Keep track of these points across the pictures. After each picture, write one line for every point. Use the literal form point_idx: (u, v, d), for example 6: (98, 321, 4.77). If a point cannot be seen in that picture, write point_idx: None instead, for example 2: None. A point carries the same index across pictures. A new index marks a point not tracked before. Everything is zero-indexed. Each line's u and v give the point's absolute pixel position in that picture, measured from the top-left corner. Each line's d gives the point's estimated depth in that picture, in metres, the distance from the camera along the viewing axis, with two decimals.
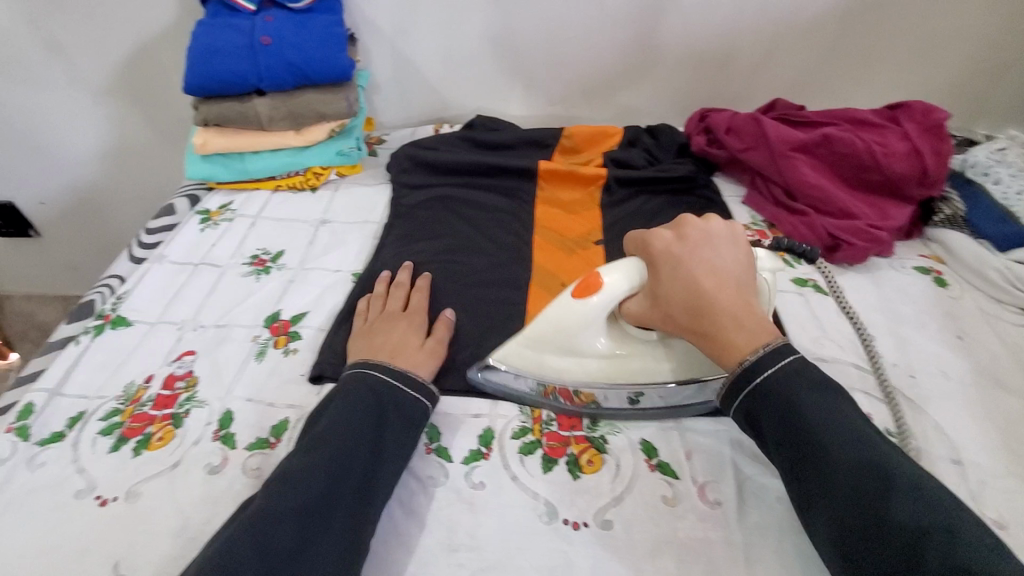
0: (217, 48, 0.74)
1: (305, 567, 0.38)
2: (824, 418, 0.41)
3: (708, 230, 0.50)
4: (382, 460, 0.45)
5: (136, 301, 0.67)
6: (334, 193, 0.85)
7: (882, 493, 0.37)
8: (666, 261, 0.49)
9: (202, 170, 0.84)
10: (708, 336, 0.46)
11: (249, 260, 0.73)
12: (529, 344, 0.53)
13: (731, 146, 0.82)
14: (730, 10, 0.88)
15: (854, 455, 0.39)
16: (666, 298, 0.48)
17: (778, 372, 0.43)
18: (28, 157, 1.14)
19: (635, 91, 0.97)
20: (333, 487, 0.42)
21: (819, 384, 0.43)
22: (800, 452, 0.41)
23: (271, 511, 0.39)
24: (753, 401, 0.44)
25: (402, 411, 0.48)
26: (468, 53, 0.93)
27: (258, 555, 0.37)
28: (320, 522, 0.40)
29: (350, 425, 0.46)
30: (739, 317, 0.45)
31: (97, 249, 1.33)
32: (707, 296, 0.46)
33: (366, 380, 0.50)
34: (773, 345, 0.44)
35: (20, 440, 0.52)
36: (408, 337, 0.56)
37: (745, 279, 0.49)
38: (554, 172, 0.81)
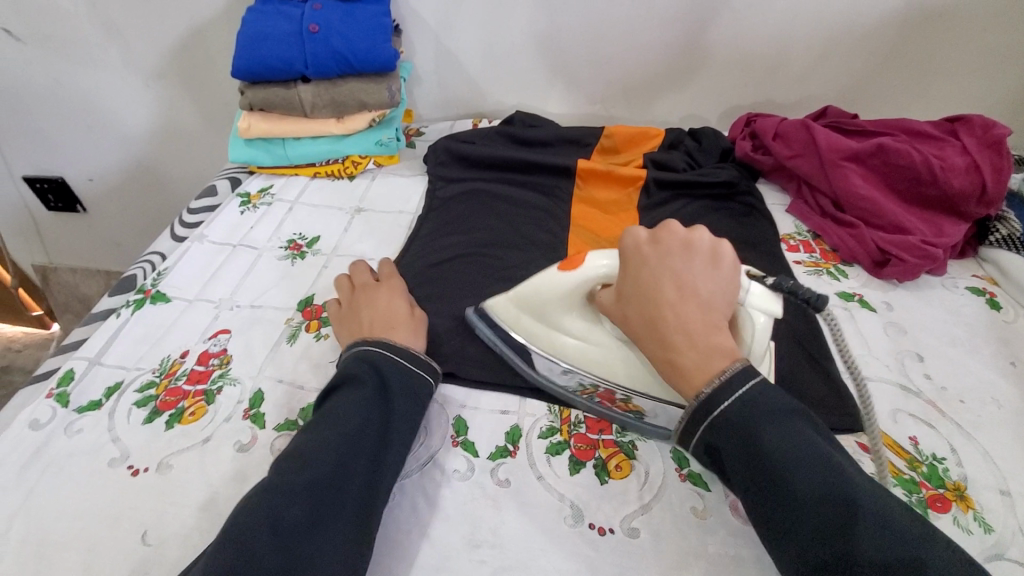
0: (266, 35, 0.75)
1: (318, 539, 0.38)
2: (785, 451, 0.39)
3: (689, 241, 0.46)
4: (388, 431, 0.45)
5: (175, 278, 0.68)
6: (371, 182, 0.85)
7: (846, 527, 0.36)
8: (636, 265, 0.46)
9: (245, 154, 0.85)
10: (659, 348, 0.44)
11: (286, 244, 0.74)
12: (517, 303, 0.53)
13: (778, 152, 0.79)
14: (782, 14, 0.85)
15: (817, 489, 0.37)
16: (625, 299, 0.47)
17: (734, 401, 0.41)
18: (81, 134, 1.19)
19: (678, 93, 0.95)
20: (343, 462, 0.42)
21: (781, 412, 0.41)
22: (761, 487, 0.39)
23: (281, 486, 0.39)
24: (714, 433, 0.42)
25: (406, 387, 0.48)
26: (510, 49, 0.93)
27: (271, 530, 0.37)
28: (333, 496, 0.40)
29: (351, 403, 0.45)
30: (694, 336, 0.43)
31: (141, 229, 1.38)
32: (664, 311, 0.44)
33: (369, 358, 0.49)
34: (724, 374, 0.42)
35: (59, 406, 0.53)
36: (394, 305, 0.56)
37: (722, 298, 0.45)
38: (593, 172, 0.80)
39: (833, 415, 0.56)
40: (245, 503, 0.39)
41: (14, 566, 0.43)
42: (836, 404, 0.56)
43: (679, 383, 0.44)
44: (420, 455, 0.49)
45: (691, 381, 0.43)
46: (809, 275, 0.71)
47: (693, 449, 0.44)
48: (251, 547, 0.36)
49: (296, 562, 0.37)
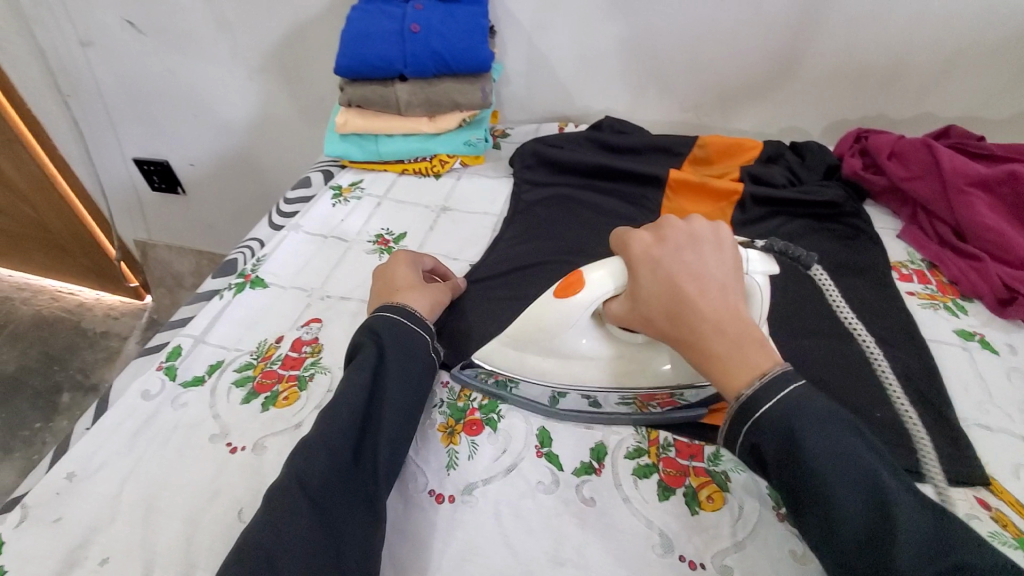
0: (369, 33, 0.77)
1: (342, 496, 0.42)
2: (830, 459, 0.37)
3: (693, 232, 0.47)
4: (382, 386, 0.47)
5: (272, 265, 0.71)
6: (456, 181, 0.86)
7: (888, 542, 0.35)
8: (645, 262, 0.47)
9: (339, 148, 0.88)
10: (688, 342, 0.43)
11: (374, 239, 0.76)
12: (513, 344, 0.53)
13: (892, 173, 0.74)
14: (905, 24, 0.79)
15: (858, 502, 0.36)
16: (643, 298, 0.46)
17: (776, 405, 0.39)
18: (188, 122, 1.27)
19: (778, 104, 0.91)
20: (353, 421, 0.45)
21: (826, 414, 0.39)
22: (800, 495, 0.38)
23: (307, 448, 0.43)
24: (758, 435, 0.40)
25: (400, 342, 0.50)
26: (603, 54, 0.91)
27: (302, 492, 0.40)
28: (348, 451, 0.44)
29: (356, 368, 0.48)
30: (722, 325, 0.42)
31: (231, 214, 1.47)
32: (690, 301, 0.43)
33: (369, 323, 0.51)
34: (766, 373, 0.40)
35: (167, 379, 0.57)
36: (399, 276, 0.58)
37: (736, 283, 0.45)
38: (684, 182, 0.77)
39: (945, 463, 0.51)
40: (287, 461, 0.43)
41: (125, 529, 0.45)
42: (949, 451, 0.52)
43: (718, 379, 0.42)
44: (503, 461, 0.49)
45: (727, 373, 0.41)
46: (923, 307, 0.66)
47: (735, 449, 0.42)
48: (285, 515, 0.39)
49: (327, 514, 0.41)
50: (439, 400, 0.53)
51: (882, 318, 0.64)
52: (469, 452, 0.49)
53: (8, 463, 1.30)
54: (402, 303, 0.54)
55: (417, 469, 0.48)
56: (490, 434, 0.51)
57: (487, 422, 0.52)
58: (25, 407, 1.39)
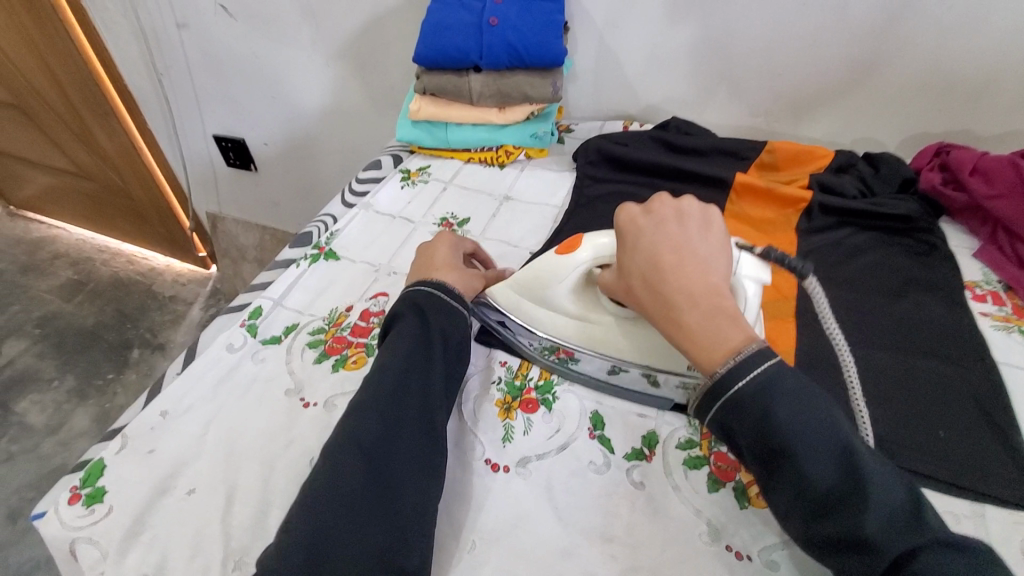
0: (448, 25, 0.81)
1: (397, 458, 0.44)
2: (804, 438, 0.38)
3: (680, 209, 0.50)
4: (430, 353, 0.50)
5: (344, 239, 0.75)
6: (519, 172, 0.89)
7: (857, 512, 0.36)
8: (632, 234, 0.49)
9: (410, 134, 0.91)
10: (665, 315, 0.45)
11: (438, 222, 0.79)
12: (514, 287, 0.57)
13: (974, 190, 0.70)
14: (1000, 35, 0.75)
15: (830, 476, 0.37)
16: (629, 270, 0.48)
17: (752, 383, 0.40)
18: (265, 102, 1.34)
19: (852, 114, 0.88)
20: (402, 386, 0.47)
21: (800, 389, 0.40)
22: (773, 473, 0.39)
23: (363, 407, 0.46)
24: (732, 412, 0.40)
25: (443, 313, 0.53)
26: (674, 54, 0.92)
27: (358, 451, 0.43)
28: (398, 413, 0.46)
29: (399, 334, 0.51)
30: (696, 299, 0.44)
31: (297, 192, 1.54)
32: (665, 273, 0.45)
33: (412, 295, 0.54)
34: (740, 351, 0.41)
35: (249, 335, 0.61)
36: (437, 254, 0.60)
37: (718, 262, 0.47)
38: (749, 187, 0.77)
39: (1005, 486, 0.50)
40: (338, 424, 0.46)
41: (209, 464, 0.50)
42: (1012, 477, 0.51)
43: (687, 348, 0.43)
44: (557, 440, 0.50)
45: (697, 343, 0.43)
46: (996, 330, 0.63)
47: (708, 424, 0.43)
48: (343, 469, 0.42)
49: (387, 467, 0.43)
50: (498, 376, 0.56)
51: (949, 337, 0.62)
52: (525, 428, 0.51)
53: (83, 408, 1.42)
54: (436, 279, 0.56)
55: (476, 439, 0.51)
56: (545, 413, 0.53)
57: (543, 402, 0.54)
58: (100, 359, 1.51)
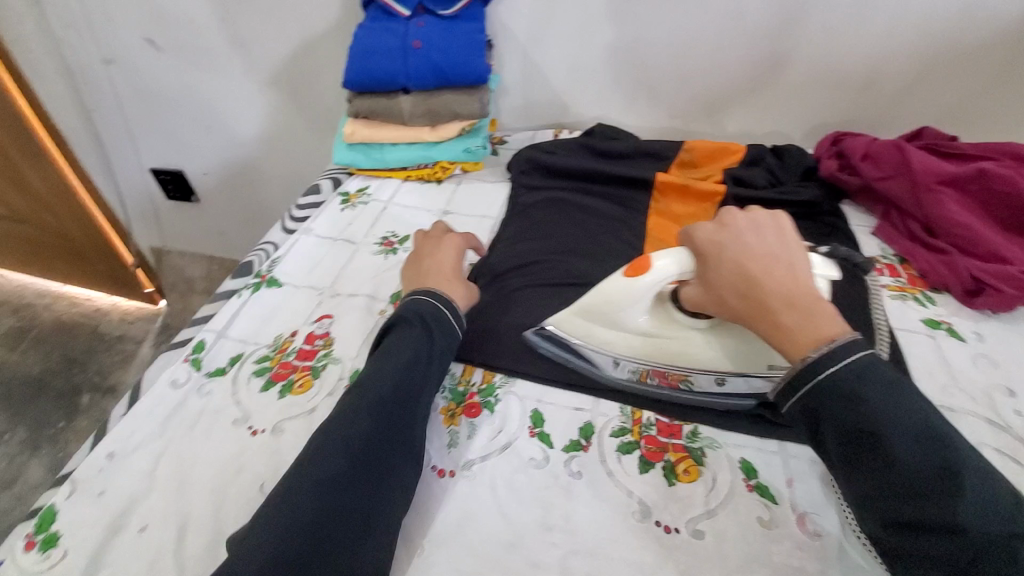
0: (373, 50, 0.83)
1: (379, 463, 0.45)
2: (896, 422, 0.38)
3: (754, 218, 0.51)
4: (424, 364, 0.52)
5: (285, 265, 0.77)
6: (456, 186, 0.91)
7: (952, 500, 0.36)
8: (714, 248, 0.49)
9: (346, 157, 0.93)
10: (761, 318, 0.45)
11: (380, 241, 0.81)
12: (579, 314, 0.57)
13: (866, 173, 0.77)
14: (881, 32, 0.83)
15: (923, 460, 0.37)
16: (716, 282, 0.49)
17: (843, 368, 0.40)
18: (202, 133, 1.33)
19: (761, 111, 0.95)
20: (395, 394, 0.49)
21: (888, 379, 0.40)
22: (860, 458, 0.39)
23: (356, 408, 0.47)
24: (817, 397, 0.41)
25: (442, 326, 0.56)
26: (594, 65, 0.97)
27: (345, 451, 0.44)
28: (389, 421, 0.48)
29: (399, 341, 0.53)
30: (792, 301, 0.44)
31: (241, 221, 1.53)
32: (753, 277, 0.46)
33: (419, 305, 0.56)
34: (843, 340, 0.42)
35: (193, 369, 0.62)
36: (444, 262, 0.63)
37: (801, 259, 0.48)
38: (670, 185, 0.83)
39: None
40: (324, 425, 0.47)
41: (160, 500, 0.50)
42: None
43: (783, 349, 0.44)
44: (500, 440, 0.53)
45: (795, 342, 0.43)
46: (892, 299, 0.69)
47: (789, 414, 0.43)
48: (325, 465, 0.43)
49: (364, 470, 0.45)
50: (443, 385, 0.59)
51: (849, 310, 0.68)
52: (469, 432, 0.54)
53: (37, 459, 1.36)
54: (433, 288, 0.59)
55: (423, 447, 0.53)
56: (487, 416, 0.56)
57: (485, 405, 0.57)
58: (49, 407, 1.45)
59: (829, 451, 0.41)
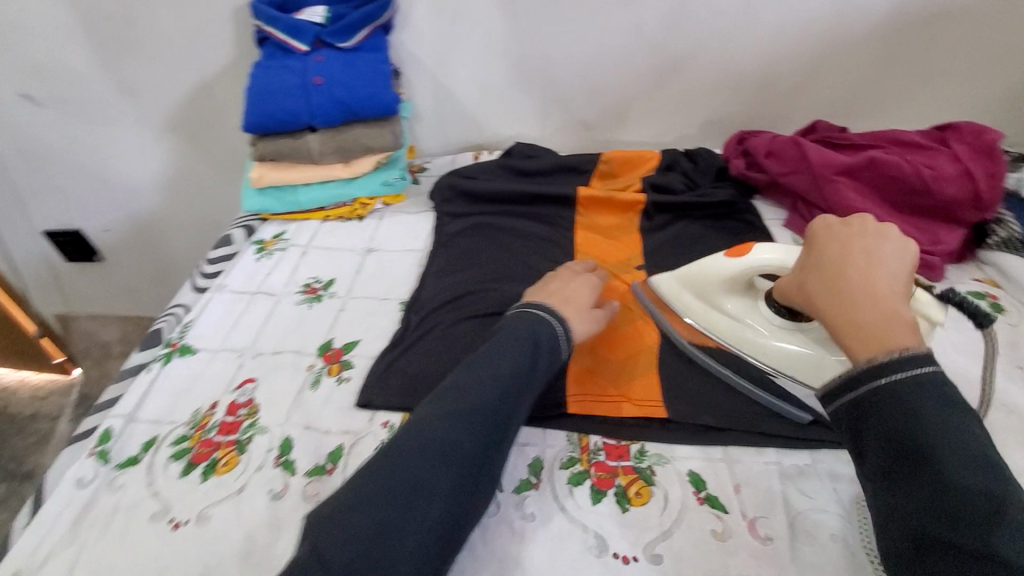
0: (272, 90, 0.80)
1: (471, 468, 0.46)
2: (948, 442, 0.39)
3: (882, 228, 0.51)
4: (528, 378, 0.52)
5: (199, 329, 0.71)
6: (380, 221, 0.88)
7: (989, 525, 0.36)
8: (825, 241, 0.52)
9: (257, 203, 0.88)
10: (837, 309, 0.47)
11: (302, 289, 0.76)
12: (680, 280, 0.62)
13: (772, 169, 0.81)
14: (768, 34, 0.87)
15: (969, 483, 0.37)
16: (814, 269, 0.51)
17: (908, 379, 0.41)
18: (97, 188, 1.23)
19: (671, 118, 0.98)
20: (500, 404, 0.49)
21: (952, 401, 0.41)
22: (904, 467, 0.40)
23: (457, 413, 0.47)
24: (873, 400, 0.42)
25: (546, 342, 0.54)
26: (506, 85, 0.96)
27: (441, 453, 0.45)
28: (485, 432, 0.47)
29: (507, 350, 0.52)
30: (877, 301, 0.46)
31: (156, 275, 1.42)
32: (848, 271, 0.48)
33: (528, 318, 0.56)
34: (910, 348, 0.42)
35: (101, 464, 0.56)
36: (567, 288, 0.62)
37: (906, 278, 0.48)
38: (592, 199, 0.83)
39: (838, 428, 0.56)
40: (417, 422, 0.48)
41: None
42: None
43: (849, 342, 0.46)
44: None
45: (865, 341, 0.45)
46: None
47: (839, 413, 0.44)
48: (424, 464, 0.44)
49: (459, 476, 0.45)
50: (381, 440, 0.55)
51: None
52: None
53: None
54: (539, 303, 0.59)
55: None
56: None
57: None
58: None
59: (874, 457, 0.41)
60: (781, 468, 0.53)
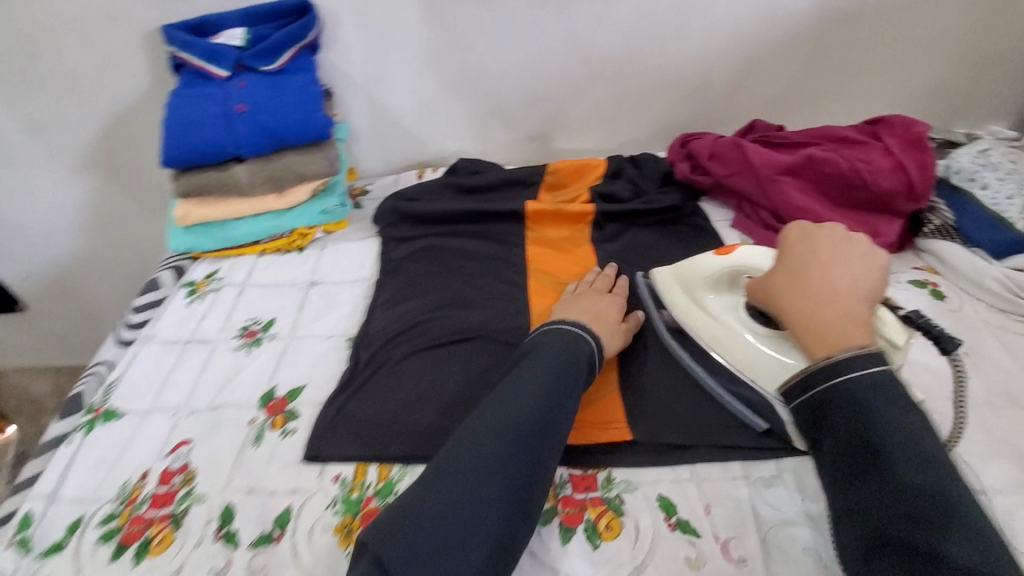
0: (192, 120, 0.74)
1: (525, 481, 0.46)
2: (900, 443, 0.40)
3: (850, 235, 0.52)
4: (569, 390, 0.52)
5: (125, 389, 0.66)
6: (321, 250, 0.83)
7: (935, 526, 0.37)
8: (794, 245, 0.53)
9: (186, 242, 0.82)
10: (798, 309, 0.49)
11: (239, 333, 0.71)
12: (675, 277, 0.64)
13: (715, 172, 0.81)
14: (702, 37, 0.88)
15: (919, 484, 0.39)
16: (781, 271, 0.52)
17: (866, 379, 0.43)
18: (9, 234, 1.12)
19: (615, 124, 0.98)
20: (546, 416, 0.49)
21: (903, 401, 0.42)
22: (860, 466, 0.41)
23: (505, 426, 0.47)
24: (830, 399, 0.43)
25: (584, 354, 0.55)
26: (445, 100, 0.94)
27: (496, 466, 0.45)
28: (534, 443, 0.48)
29: (544, 362, 0.53)
30: (837, 301, 0.47)
31: (87, 321, 1.32)
32: (811, 275, 0.50)
33: (563, 331, 0.56)
34: (864, 348, 0.44)
35: (20, 555, 0.51)
36: (599, 304, 0.63)
37: (870, 281, 0.49)
38: (541, 212, 0.81)
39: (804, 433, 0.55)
40: (464, 435, 0.48)
41: None
42: None
43: (806, 340, 0.47)
44: None
45: (821, 339, 0.46)
46: None
47: (800, 411, 0.46)
48: (480, 476, 0.45)
49: (514, 487, 0.45)
50: (333, 497, 0.52)
51: None
52: None
53: None
54: (570, 317, 0.59)
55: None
56: None
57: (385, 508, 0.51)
58: None
59: (832, 455, 0.43)
60: (749, 482, 0.52)
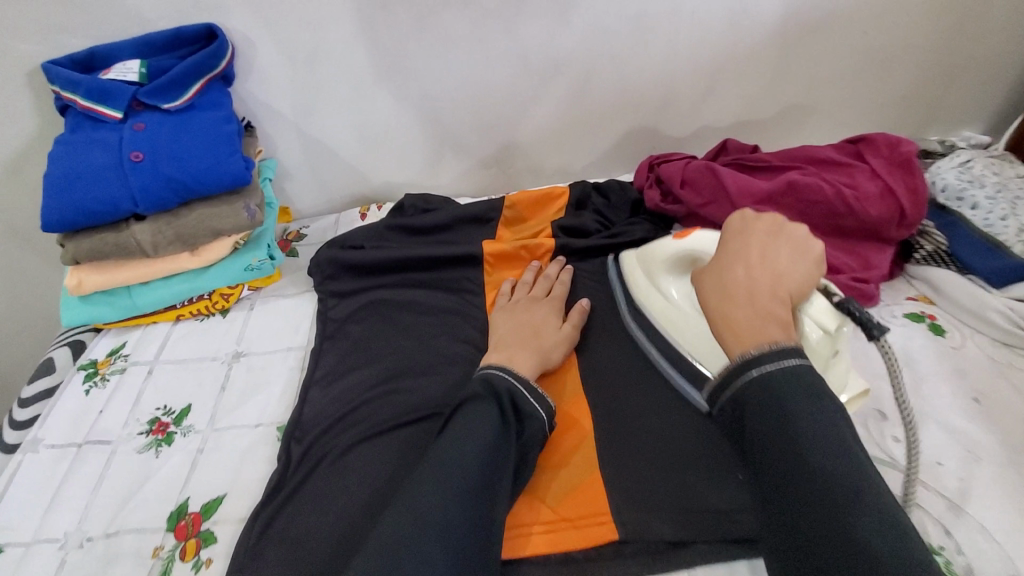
0: (78, 173, 0.62)
1: (469, 557, 0.40)
2: (810, 427, 0.37)
3: (785, 228, 0.47)
4: (506, 450, 0.47)
5: (7, 512, 0.54)
6: (249, 311, 0.72)
7: (842, 512, 0.35)
8: (726, 240, 0.48)
9: (84, 314, 0.69)
10: (716, 307, 0.44)
11: (146, 428, 0.59)
12: (640, 257, 0.63)
13: (689, 201, 0.72)
14: (664, 50, 0.80)
15: (828, 468, 0.36)
16: (707, 268, 0.48)
17: (779, 368, 0.39)
18: None
19: (576, 146, 0.89)
20: (484, 481, 0.44)
21: (819, 388, 0.39)
22: (770, 455, 0.38)
23: (444, 492, 0.41)
24: (744, 387, 0.40)
25: (521, 406, 0.50)
26: (385, 129, 0.83)
27: (438, 542, 0.39)
28: (475, 509, 0.42)
29: (479, 418, 0.47)
30: (755, 299, 0.43)
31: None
32: (733, 270, 0.45)
33: (496, 380, 0.51)
34: (775, 346, 0.40)
35: None
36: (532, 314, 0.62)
37: (798, 278, 0.44)
38: (500, 254, 0.72)
39: None
40: (396, 513, 0.41)
41: None
42: None
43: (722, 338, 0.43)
44: None
45: (737, 337, 0.42)
46: None
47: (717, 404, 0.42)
48: (420, 557, 0.38)
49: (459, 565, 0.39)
50: None
51: None
52: None
53: None
54: (498, 363, 0.54)
55: None
56: None
57: None
58: None
59: (744, 444, 0.40)
60: None
